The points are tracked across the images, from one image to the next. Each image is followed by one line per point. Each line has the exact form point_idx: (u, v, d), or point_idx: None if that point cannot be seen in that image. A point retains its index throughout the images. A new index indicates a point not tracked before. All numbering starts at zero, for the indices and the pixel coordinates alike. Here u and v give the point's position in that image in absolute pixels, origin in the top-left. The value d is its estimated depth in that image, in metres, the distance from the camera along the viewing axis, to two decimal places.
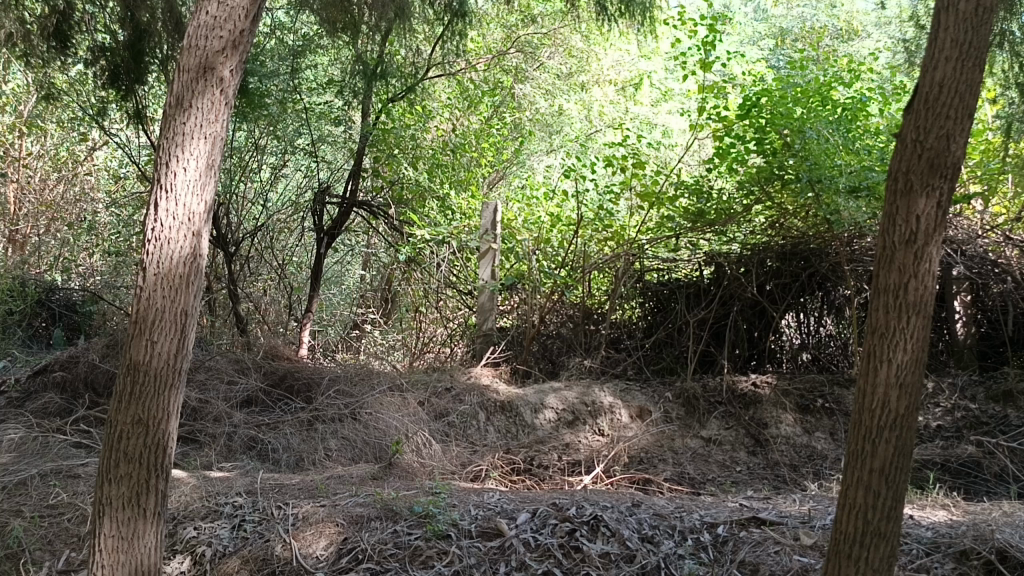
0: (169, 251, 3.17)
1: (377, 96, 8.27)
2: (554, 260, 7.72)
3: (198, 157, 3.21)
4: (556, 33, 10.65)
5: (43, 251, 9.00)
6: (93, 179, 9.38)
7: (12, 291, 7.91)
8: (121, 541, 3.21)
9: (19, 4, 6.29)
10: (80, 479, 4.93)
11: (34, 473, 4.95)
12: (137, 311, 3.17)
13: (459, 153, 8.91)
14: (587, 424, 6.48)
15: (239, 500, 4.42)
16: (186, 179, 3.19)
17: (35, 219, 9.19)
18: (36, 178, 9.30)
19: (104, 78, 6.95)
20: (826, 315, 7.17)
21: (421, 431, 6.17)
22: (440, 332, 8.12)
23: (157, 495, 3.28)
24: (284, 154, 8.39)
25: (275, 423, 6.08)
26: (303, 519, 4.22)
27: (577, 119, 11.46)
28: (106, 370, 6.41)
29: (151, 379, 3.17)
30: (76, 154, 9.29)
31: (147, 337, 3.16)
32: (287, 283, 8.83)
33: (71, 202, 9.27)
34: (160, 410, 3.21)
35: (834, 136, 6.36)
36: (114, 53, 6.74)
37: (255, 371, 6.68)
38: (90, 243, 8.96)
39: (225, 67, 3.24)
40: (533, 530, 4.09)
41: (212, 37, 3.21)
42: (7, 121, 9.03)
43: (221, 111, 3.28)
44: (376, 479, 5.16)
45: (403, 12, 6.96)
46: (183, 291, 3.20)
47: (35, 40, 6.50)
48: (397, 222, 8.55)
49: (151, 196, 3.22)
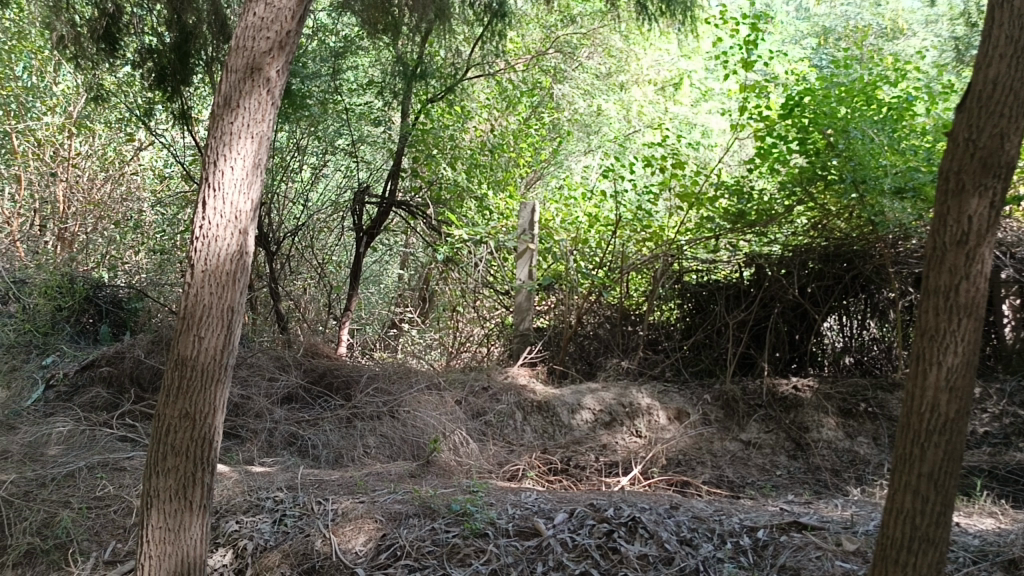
0: (216, 248, 3.22)
1: (416, 96, 8.31)
2: (591, 261, 7.67)
3: (245, 156, 3.26)
4: (596, 33, 10.62)
5: (92, 248, 9.19)
6: (138, 179, 9.60)
7: (60, 288, 8.06)
8: (168, 532, 3.28)
9: (70, 8, 6.49)
10: (125, 472, 5.04)
11: (82, 465, 5.07)
12: (185, 306, 3.23)
13: (497, 154, 8.92)
14: (625, 425, 6.45)
15: (280, 495, 4.49)
16: (233, 177, 3.24)
17: (83, 217, 9.31)
18: (85, 177, 9.37)
19: (150, 79, 7.12)
20: (870, 318, 7.05)
21: (459, 430, 6.18)
22: (477, 332, 8.18)
23: (203, 488, 3.33)
24: (324, 154, 8.47)
25: (315, 420, 6.16)
26: (342, 514, 4.27)
27: (616, 119, 11.34)
28: (152, 366, 6.55)
29: (198, 374, 3.23)
30: (123, 155, 9.56)
31: (194, 333, 3.22)
32: (326, 282, 8.96)
33: (118, 201, 9.47)
34: (207, 404, 3.26)
35: (879, 136, 6.25)
36: (160, 56, 6.89)
37: (295, 367, 6.75)
38: (137, 241, 9.32)
39: (271, 67, 3.29)
40: (571, 531, 4.09)
41: (259, 37, 3.26)
42: (58, 121, 9.15)
43: (268, 111, 3.32)
44: (414, 477, 5.20)
45: (443, 12, 6.97)
46: (230, 287, 3.25)
47: (85, 43, 6.62)
48: (435, 223, 8.58)
49: (199, 195, 3.28)
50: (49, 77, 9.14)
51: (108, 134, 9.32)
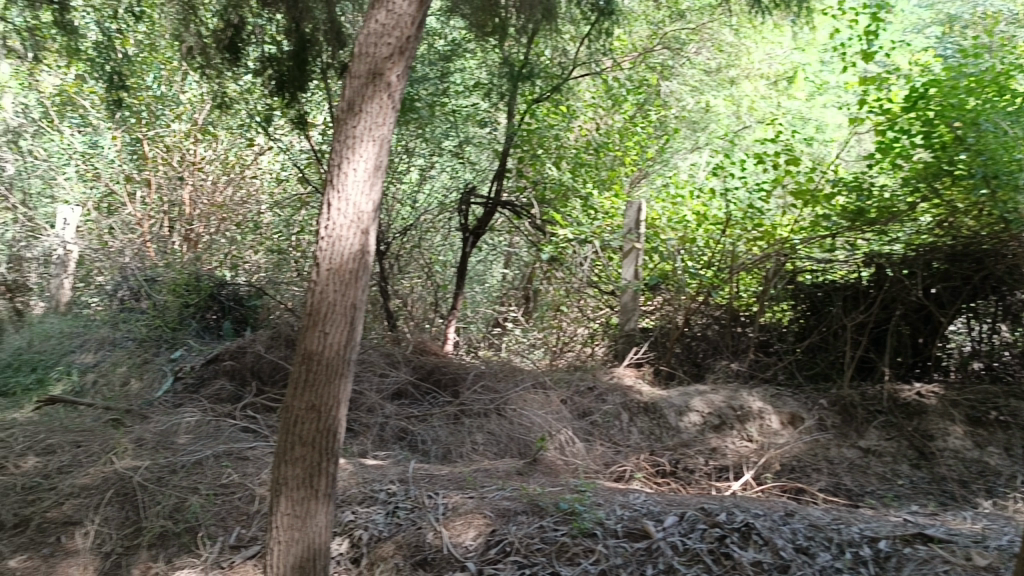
0: (340, 247, 3.34)
1: (522, 97, 8.39)
2: (699, 261, 7.55)
3: (367, 159, 3.36)
4: (704, 28, 10.43)
5: (215, 248, 9.63)
6: (257, 181, 9.88)
7: (188, 285, 8.52)
8: (295, 519, 3.42)
9: (198, 20, 6.97)
10: (248, 461, 5.32)
11: (209, 453, 5.35)
12: (311, 303, 3.37)
13: (602, 153, 8.82)
14: (735, 429, 6.30)
15: (393, 488, 4.62)
16: (356, 179, 3.35)
17: (207, 218, 9.81)
18: (209, 181, 9.88)
19: (270, 86, 7.44)
20: (1001, 322, 6.68)
21: (565, 429, 6.18)
22: (581, 331, 8.26)
23: (328, 478, 3.46)
24: (431, 155, 8.61)
25: (425, 416, 6.30)
26: (452, 509, 4.35)
27: (725, 115, 11.24)
28: (271, 360, 6.87)
29: (323, 368, 3.36)
30: (244, 159, 9.89)
31: (320, 329, 3.35)
32: (434, 281, 9.14)
33: (239, 204, 9.84)
34: (331, 397, 3.38)
35: (1013, 128, 5.90)
36: (279, 63, 7.18)
37: (405, 364, 6.91)
38: (256, 241, 9.64)
39: (392, 72, 3.38)
40: (681, 534, 4.03)
41: (381, 44, 3.36)
42: (183, 128, 9.71)
43: (389, 115, 3.41)
44: (522, 475, 5.24)
45: (551, 12, 6.99)
46: (353, 285, 3.36)
47: (211, 53, 7.10)
48: (541, 222, 8.65)
49: (324, 197, 3.40)
50: (177, 86, 9.56)
51: (230, 140, 9.70)
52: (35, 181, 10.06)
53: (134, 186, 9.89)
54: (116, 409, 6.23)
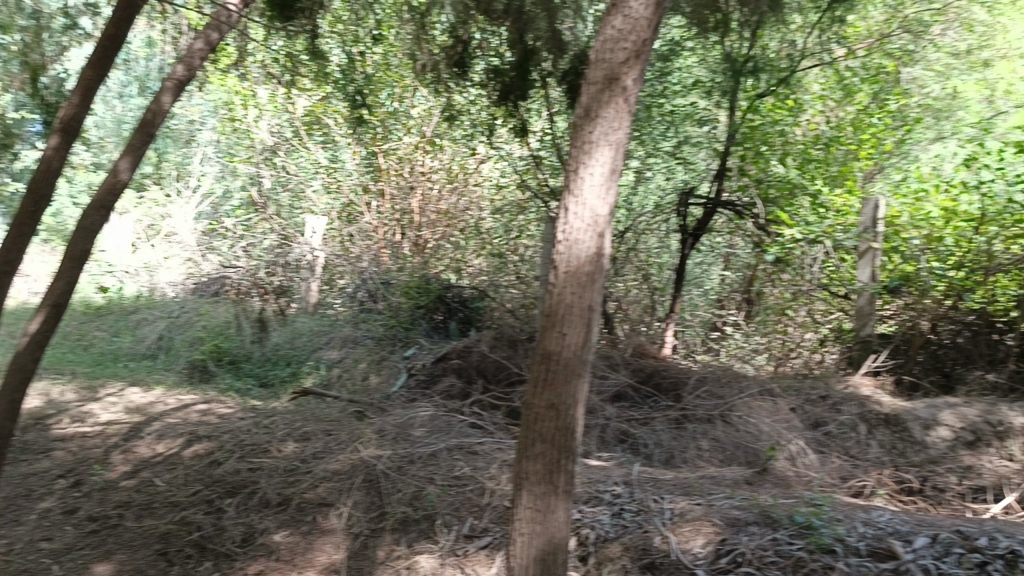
0: (577, 249, 3.18)
1: (744, 93, 8.10)
2: (947, 261, 6.78)
3: (604, 163, 3.21)
4: (952, 6, 9.47)
5: (441, 252, 9.97)
6: (480, 189, 10.01)
7: (420, 288, 9.09)
8: (537, 513, 3.20)
9: (430, 39, 7.45)
10: (478, 456, 5.57)
11: (442, 447, 5.67)
12: (549, 304, 3.22)
13: (832, 148, 8.64)
14: (993, 446, 5.71)
15: (618, 490, 4.65)
16: (592, 183, 3.19)
17: (433, 226, 10.09)
18: (435, 190, 10.18)
19: (494, 96, 7.76)
20: None
21: (796, 440, 5.90)
22: (809, 337, 7.92)
23: (568, 476, 3.22)
24: (647, 157, 8.48)
25: (647, 419, 6.27)
26: (679, 515, 4.31)
27: (977, 101, 10.20)
28: (496, 359, 7.15)
29: (561, 369, 3.17)
30: (467, 167, 10.01)
31: (558, 329, 3.18)
32: (650, 284, 8.90)
33: (463, 211, 10.07)
34: (570, 397, 3.18)
35: None
36: (503, 74, 7.49)
37: (625, 367, 6.91)
38: (478, 245, 9.83)
39: (628, 77, 3.26)
40: (934, 558, 3.71)
41: (617, 49, 3.27)
42: (412, 141, 10.10)
43: (626, 120, 3.27)
44: (750, 484, 5.07)
45: (777, 4, 6.82)
46: (590, 287, 3.18)
47: (442, 68, 7.58)
48: (765, 222, 8.23)
49: (561, 202, 3.28)
50: (408, 102, 9.91)
51: (454, 149, 9.89)
52: (287, 195, 10.69)
53: (370, 198, 10.36)
54: (359, 402, 6.82)
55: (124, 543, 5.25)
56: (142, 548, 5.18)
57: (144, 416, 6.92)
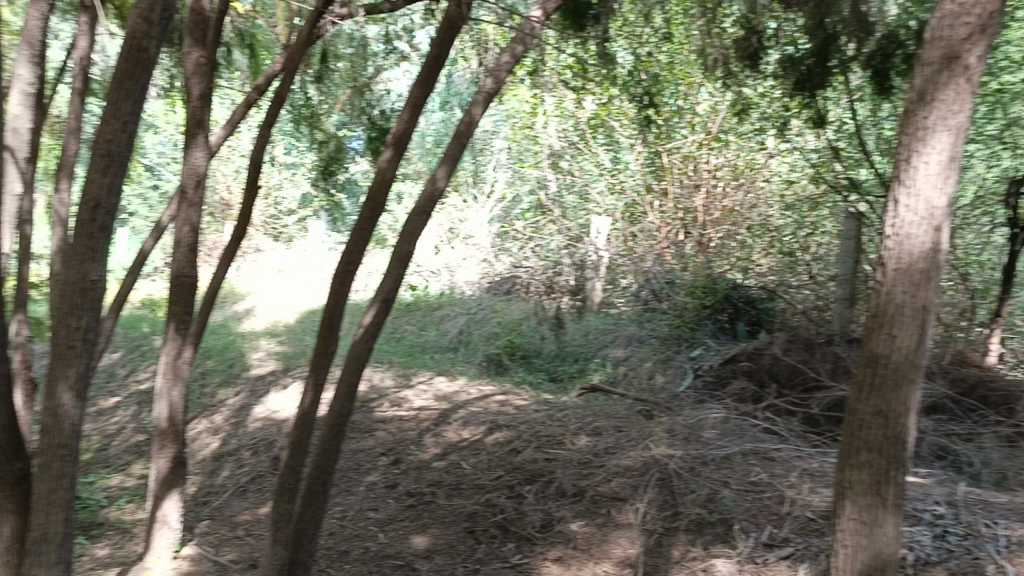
0: (908, 245, 2.79)
1: None
2: None
3: (941, 150, 2.77)
4: None
5: (726, 251, 9.13)
6: (767, 186, 9.02)
7: (706, 288, 8.76)
8: (862, 526, 2.82)
9: (720, 34, 7.28)
10: (775, 462, 5.35)
11: (736, 450, 5.51)
12: (875, 304, 2.87)
13: None
14: None
15: (940, 510, 4.23)
16: (927, 172, 2.77)
17: (717, 224, 9.20)
18: (721, 187, 9.15)
19: (787, 87, 7.39)
20: None
21: None
22: None
23: (899, 489, 2.84)
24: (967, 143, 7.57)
25: (970, 435, 5.64)
26: (1017, 544, 3.83)
27: None
28: (791, 363, 6.82)
29: (891, 374, 2.81)
30: (754, 162, 9.00)
31: (886, 331, 2.82)
32: (970, 285, 7.82)
33: (749, 208, 9.10)
34: (900, 405, 2.81)
35: None
36: (801, 63, 7.00)
37: (940, 376, 6.27)
38: (767, 244, 9.03)
39: (972, 54, 2.78)
40: None
41: (958, 24, 2.80)
42: (697, 137, 9.09)
43: (970, 102, 2.80)
44: None
45: None
46: (926, 286, 2.77)
47: (733, 61, 7.30)
48: None
49: (889, 195, 2.90)
50: (692, 98, 9.04)
51: (741, 145, 8.93)
52: (572, 198, 10.26)
53: (653, 197, 9.49)
54: (647, 401, 6.86)
55: (438, 518, 5.77)
56: (453, 525, 5.65)
57: (450, 404, 7.50)
